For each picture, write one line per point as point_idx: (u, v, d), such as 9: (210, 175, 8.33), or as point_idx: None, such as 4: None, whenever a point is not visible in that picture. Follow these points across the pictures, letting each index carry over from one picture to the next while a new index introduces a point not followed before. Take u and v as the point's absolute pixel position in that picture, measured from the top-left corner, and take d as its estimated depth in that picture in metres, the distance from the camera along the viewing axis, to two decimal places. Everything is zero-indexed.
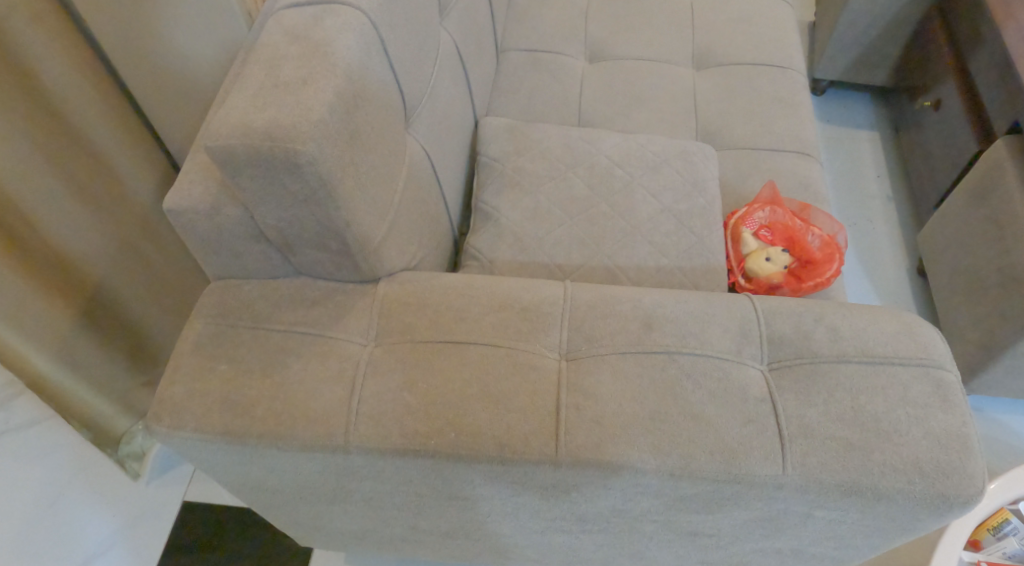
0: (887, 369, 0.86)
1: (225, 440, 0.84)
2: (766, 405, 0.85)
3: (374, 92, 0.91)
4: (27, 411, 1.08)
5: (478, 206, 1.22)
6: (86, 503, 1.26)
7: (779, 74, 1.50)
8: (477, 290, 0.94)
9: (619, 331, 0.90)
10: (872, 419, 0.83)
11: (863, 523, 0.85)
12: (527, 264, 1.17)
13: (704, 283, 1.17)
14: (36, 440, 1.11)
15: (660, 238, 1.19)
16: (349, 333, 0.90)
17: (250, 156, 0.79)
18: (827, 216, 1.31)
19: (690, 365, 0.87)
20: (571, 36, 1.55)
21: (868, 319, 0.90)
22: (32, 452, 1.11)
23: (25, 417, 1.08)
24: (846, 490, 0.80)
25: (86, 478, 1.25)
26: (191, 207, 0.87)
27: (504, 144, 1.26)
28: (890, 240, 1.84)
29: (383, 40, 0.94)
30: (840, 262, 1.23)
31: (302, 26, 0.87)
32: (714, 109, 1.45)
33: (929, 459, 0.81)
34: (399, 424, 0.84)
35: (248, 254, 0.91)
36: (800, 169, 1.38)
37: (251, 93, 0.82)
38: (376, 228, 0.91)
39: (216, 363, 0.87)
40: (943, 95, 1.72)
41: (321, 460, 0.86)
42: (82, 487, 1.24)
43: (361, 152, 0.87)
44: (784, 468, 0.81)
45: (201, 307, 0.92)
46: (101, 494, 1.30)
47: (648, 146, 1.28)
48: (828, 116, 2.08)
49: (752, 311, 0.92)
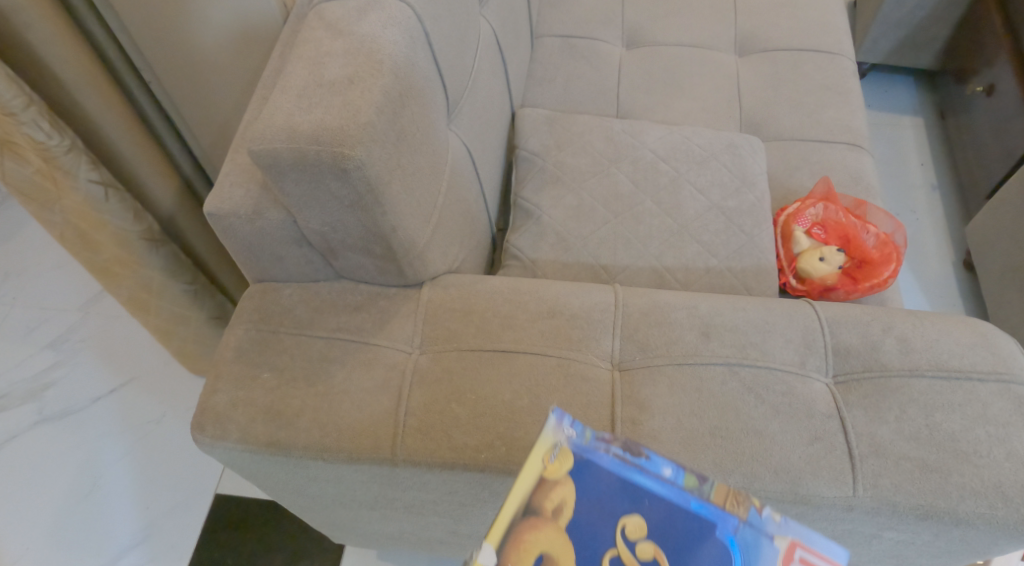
0: (964, 385, 0.82)
1: (270, 451, 0.81)
2: (833, 421, 0.81)
3: (420, 88, 0.86)
4: (117, 386, 1.43)
5: (518, 202, 1.18)
6: (136, 470, 1.35)
7: (827, 61, 1.44)
8: (525, 296, 0.90)
9: (675, 341, 0.86)
10: (949, 439, 0.79)
11: (933, 545, 0.81)
12: (571, 264, 1.12)
13: (756, 286, 1.12)
14: (108, 411, 1.41)
15: (708, 237, 1.15)
16: (393, 341, 0.87)
17: (295, 159, 0.76)
18: (884, 214, 1.25)
19: (752, 378, 0.83)
20: (607, 20, 1.49)
21: (939, 331, 0.87)
22: (114, 422, 1.39)
23: (104, 388, 1.42)
24: (923, 513, 0.76)
25: (148, 448, 1.37)
26: (232, 210, 0.85)
27: (544, 137, 1.22)
28: (936, 233, 1.78)
29: (428, 33, 0.90)
30: (899, 263, 1.17)
31: (345, 20, 0.84)
32: (759, 99, 1.39)
33: (1013, 483, 0.77)
34: (448, 437, 0.81)
35: (290, 258, 0.88)
36: (851, 162, 1.32)
37: (295, 92, 0.79)
38: (421, 232, 0.87)
39: (260, 372, 0.84)
40: (996, 80, 1.64)
41: (368, 471, 0.83)
42: (137, 461, 1.36)
43: (407, 153, 0.83)
44: (854, 489, 0.77)
45: (242, 312, 0.89)
46: (164, 462, 1.36)
47: (694, 139, 1.23)
48: (871, 101, 2.00)
49: (815, 320, 0.88)
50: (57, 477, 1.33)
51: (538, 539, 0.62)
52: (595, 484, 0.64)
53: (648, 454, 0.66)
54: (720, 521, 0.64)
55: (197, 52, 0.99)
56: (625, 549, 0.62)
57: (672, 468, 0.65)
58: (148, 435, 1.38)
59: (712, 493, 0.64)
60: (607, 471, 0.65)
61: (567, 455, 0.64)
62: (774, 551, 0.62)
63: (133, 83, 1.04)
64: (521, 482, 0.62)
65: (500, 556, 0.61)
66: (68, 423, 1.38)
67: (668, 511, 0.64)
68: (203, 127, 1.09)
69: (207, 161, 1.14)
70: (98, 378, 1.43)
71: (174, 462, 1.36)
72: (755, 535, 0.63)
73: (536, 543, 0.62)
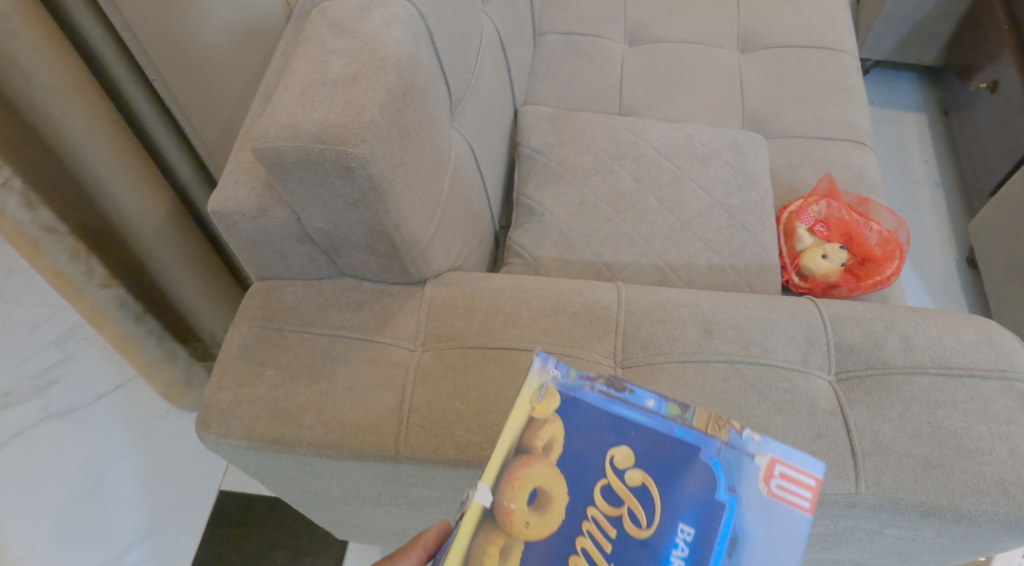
0: (966, 383, 0.82)
1: (274, 448, 0.82)
2: (836, 418, 0.81)
3: (423, 85, 0.86)
4: (121, 383, 1.43)
5: (521, 199, 1.18)
6: (140, 466, 1.35)
7: (831, 58, 1.44)
8: (527, 293, 0.90)
9: (678, 339, 0.86)
10: (951, 436, 0.79)
11: (935, 542, 0.81)
12: (573, 262, 1.13)
13: (758, 283, 1.13)
14: (111, 407, 1.41)
15: (711, 234, 1.15)
16: (397, 338, 0.87)
17: (299, 158, 0.76)
18: (886, 211, 1.25)
19: (755, 375, 0.83)
20: (610, 16, 1.49)
21: (942, 328, 0.87)
22: (118, 417, 1.40)
23: (108, 384, 1.43)
24: (925, 510, 0.76)
25: (152, 445, 1.38)
26: (236, 208, 0.85)
27: (546, 135, 1.22)
28: (939, 230, 1.78)
29: (430, 31, 0.90)
30: (902, 260, 1.17)
31: (348, 18, 0.84)
32: (761, 95, 1.39)
33: (1015, 481, 0.77)
34: (451, 434, 0.81)
35: (294, 255, 0.88)
36: (854, 159, 1.32)
37: (298, 91, 0.79)
38: (424, 230, 0.87)
39: (264, 369, 0.85)
40: (1000, 76, 1.64)
41: (372, 468, 0.83)
42: (142, 457, 1.36)
43: (411, 151, 0.83)
44: (856, 486, 0.77)
45: (246, 310, 0.89)
46: (168, 458, 1.36)
47: (696, 136, 1.23)
48: (874, 97, 2.00)
49: (818, 317, 0.88)
50: (62, 473, 1.34)
51: (531, 475, 0.66)
52: (583, 421, 0.68)
53: (632, 388, 0.70)
54: (702, 445, 0.68)
55: (200, 49, 0.99)
56: (615, 478, 0.67)
57: (655, 399, 0.69)
58: (152, 431, 1.39)
59: (694, 420, 0.68)
60: (593, 407, 0.69)
61: (554, 395, 0.68)
62: (755, 468, 0.67)
63: (133, 82, 1.03)
64: (511, 423, 0.66)
65: (496, 493, 0.65)
66: (72, 420, 1.39)
67: (653, 440, 0.68)
68: (206, 125, 1.09)
69: (210, 159, 1.14)
70: (102, 374, 1.44)
71: (178, 461, 1.36)
72: (737, 456, 0.68)
73: (530, 479, 0.66)
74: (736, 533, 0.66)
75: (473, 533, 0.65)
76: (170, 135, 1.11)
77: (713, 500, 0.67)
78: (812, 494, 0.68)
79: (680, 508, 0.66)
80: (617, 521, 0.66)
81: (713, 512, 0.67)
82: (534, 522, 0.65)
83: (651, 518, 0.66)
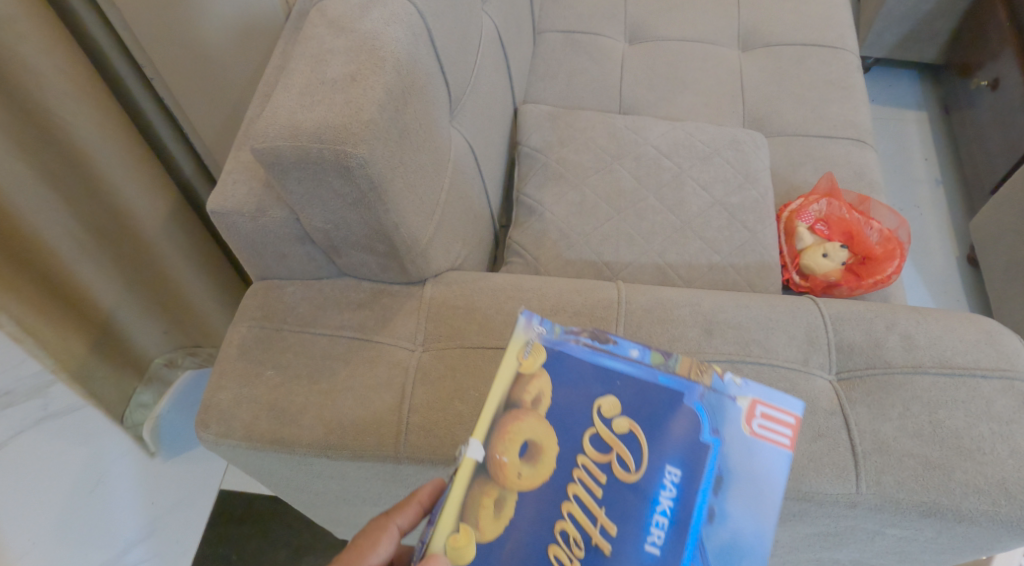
0: (967, 382, 0.82)
1: (273, 448, 0.82)
2: (837, 418, 0.81)
3: (422, 83, 0.86)
4: None
5: (521, 198, 1.18)
6: None
7: (831, 56, 1.43)
8: (527, 292, 0.90)
9: (678, 338, 0.86)
10: (952, 436, 0.79)
11: (935, 541, 0.81)
12: (573, 261, 1.12)
13: (758, 282, 1.12)
14: None
15: (712, 233, 1.15)
16: (396, 338, 0.87)
17: (298, 158, 0.76)
18: (887, 209, 1.25)
19: (755, 375, 0.83)
20: (611, 15, 1.49)
21: (942, 327, 0.87)
22: None
23: None
24: (926, 510, 0.76)
25: None
26: (236, 208, 0.85)
27: (546, 134, 1.22)
28: (940, 227, 1.77)
29: (429, 29, 0.90)
30: (902, 259, 1.17)
31: (347, 17, 0.84)
32: (762, 93, 1.39)
33: (1016, 480, 0.77)
34: (451, 434, 0.81)
35: (293, 255, 0.88)
36: (854, 157, 1.32)
37: (297, 91, 0.79)
38: (424, 229, 0.87)
39: (264, 369, 0.85)
40: (1001, 74, 1.63)
41: (372, 468, 0.83)
42: None
43: (410, 151, 0.83)
44: (857, 487, 0.77)
45: (245, 309, 0.89)
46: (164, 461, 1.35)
47: (696, 135, 1.23)
48: (875, 95, 2.00)
49: (819, 317, 0.88)
50: None
51: (522, 429, 0.66)
52: (569, 373, 0.69)
53: (615, 339, 0.71)
54: (686, 390, 0.69)
55: (199, 49, 0.99)
56: (603, 427, 0.67)
57: (638, 348, 0.70)
58: None
59: (677, 366, 0.70)
60: (580, 358, 0.69)
61: (540, 349, 0.68)
62: (737, 410, 0.69)
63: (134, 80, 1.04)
64: (499, 379, 0.66)
65: (488, 447, 0.65)
66: None
67: (640, 388, 0.69)
68: (204, 123, 1.09)
69: (209, 157, 1.14)
70: None
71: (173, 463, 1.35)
72: (719, 399, 0.69)
73: (520, 432, 0.66)
74: (720, 472, 0.68)
75: (466, 487, 0.65)
76: (170, 131, 1.12)
77: (698, 442, 0.68)
78: (793, 432, 0.70)
79: (668, 452, 0.68)
80: (606, 467, 0.67)
81: (699, 454, 0.68)
82: (526, 472, 0.66)
83: (640, 463, 0.67)
